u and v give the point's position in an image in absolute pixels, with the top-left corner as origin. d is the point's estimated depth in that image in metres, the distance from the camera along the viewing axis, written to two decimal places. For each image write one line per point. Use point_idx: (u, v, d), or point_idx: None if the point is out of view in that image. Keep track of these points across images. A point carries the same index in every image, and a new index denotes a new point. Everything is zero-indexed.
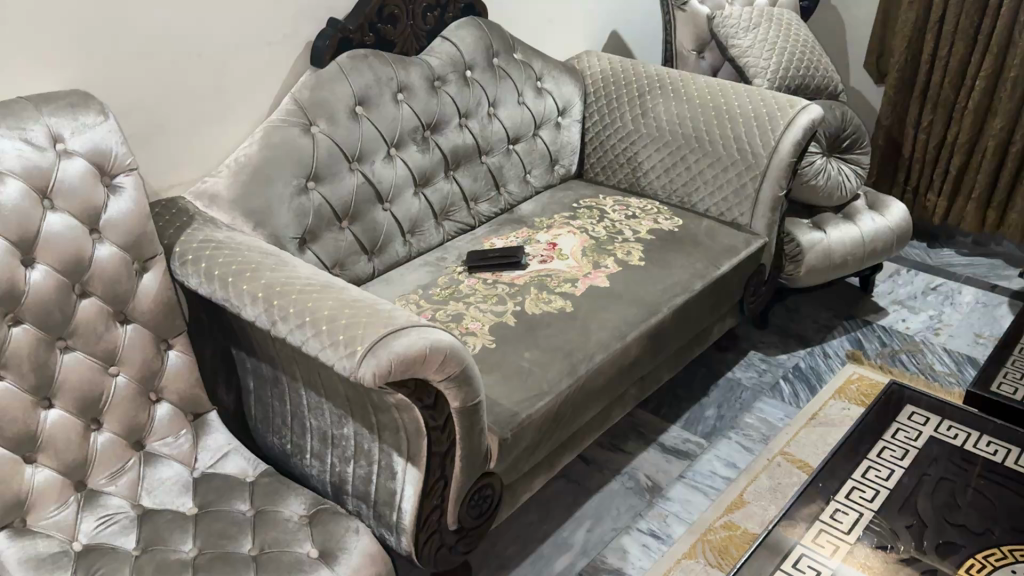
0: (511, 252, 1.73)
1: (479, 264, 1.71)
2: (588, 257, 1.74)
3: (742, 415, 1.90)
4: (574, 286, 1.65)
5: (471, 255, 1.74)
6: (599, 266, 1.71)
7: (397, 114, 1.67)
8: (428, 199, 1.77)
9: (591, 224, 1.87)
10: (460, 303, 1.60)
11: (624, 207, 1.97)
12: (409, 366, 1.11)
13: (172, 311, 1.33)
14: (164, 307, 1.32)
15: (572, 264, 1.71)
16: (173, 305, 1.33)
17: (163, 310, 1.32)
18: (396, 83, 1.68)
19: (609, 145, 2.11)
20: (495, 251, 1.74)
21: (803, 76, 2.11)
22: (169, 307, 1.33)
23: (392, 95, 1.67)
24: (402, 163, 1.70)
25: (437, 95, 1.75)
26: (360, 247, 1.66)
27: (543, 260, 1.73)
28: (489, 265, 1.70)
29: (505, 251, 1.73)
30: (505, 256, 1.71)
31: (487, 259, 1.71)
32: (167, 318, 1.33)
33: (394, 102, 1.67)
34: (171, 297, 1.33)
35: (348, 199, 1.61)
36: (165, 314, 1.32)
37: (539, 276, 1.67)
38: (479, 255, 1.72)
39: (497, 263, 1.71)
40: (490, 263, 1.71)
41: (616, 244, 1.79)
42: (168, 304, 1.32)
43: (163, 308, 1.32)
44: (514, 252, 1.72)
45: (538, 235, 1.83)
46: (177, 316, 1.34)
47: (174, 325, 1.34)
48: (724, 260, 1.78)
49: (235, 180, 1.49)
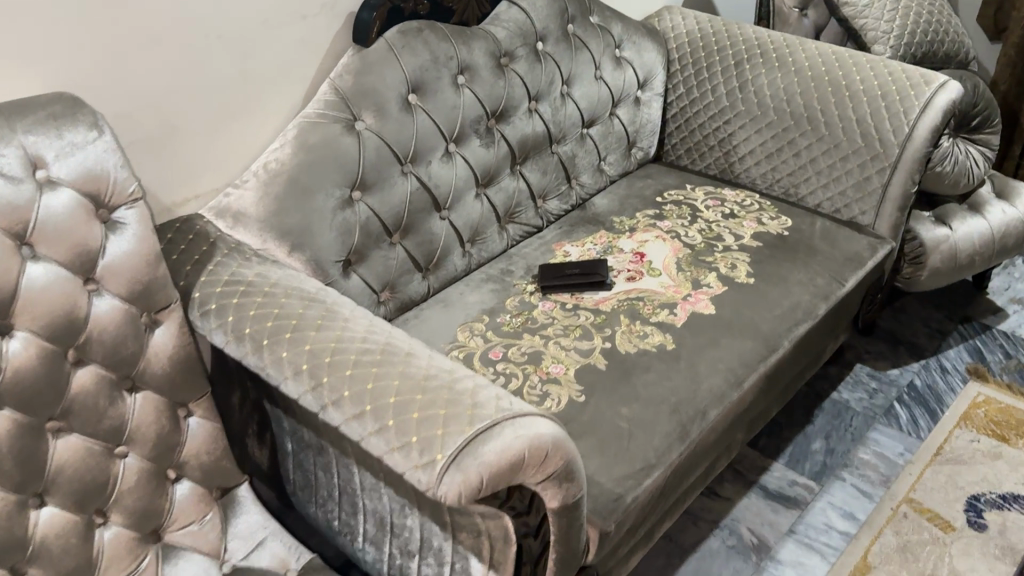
0: (593, 267, 1.43)
1: (555, 280, 1.41)
2: (685, 272, 1.45)
3: (854, 449, 1.64)
4: (673, 313, 1.36)
5: (543, 269, 1.45)
6: (701, 285, 1.42)
7: (457, 102, 1.37)
8: (492, 199, 1.48)
9: (683, 227, 1.57)
10: (537, 336, 1.32)
11: (718, 201, 1.67)
12: (503, 476, 0.84)
13: (193, 369, 1.07)
14: (181, 365, 1.06)
15: (667, 283, 1.42)
16: (193, 362, 1.07)
17: (181, 369, 1.06)
18: (457, 63, 1.37)
19: (698, 124, 1.79)
20: (572, 264, 1.45)
21: (932, 42, 1.78)
22: (186, 365, 1.06)
23: (451, 78, 1.36)
24: (463, 160, 1.40)
25: (504, 76, 1.43)
26: (413, 265, 1.38)
27: (630, 277, 1.43)
28: (567, 283, 1.41)
29: (586, 266, 1.44)
30: (586, 272, 1.42)
31: (564, 275, 1.42)
32: (185, 378, 1.06)
33: (454, 87, 1.37)
34: (190, 352, 1.06)
35: (400, 210, 1.33)
36: (183, 373, 1.06)
37: (629, 299, 1.38)
38: (555, 271, 1.43)
39: (577, 280, 1.41)
40: (568, 279, 1.41)
41: (717, 255, 1.49)
42: (186, 361, 1.06)
43: (180, 367, 1.06)
44: (597, 268, 1.43)
45: (620, 240, 1.54)
46: (198, 373, 1.08)
47: (196, 386, 1.08)
48: (848, 274, 1.48)
49: (266, 193, 1.22)
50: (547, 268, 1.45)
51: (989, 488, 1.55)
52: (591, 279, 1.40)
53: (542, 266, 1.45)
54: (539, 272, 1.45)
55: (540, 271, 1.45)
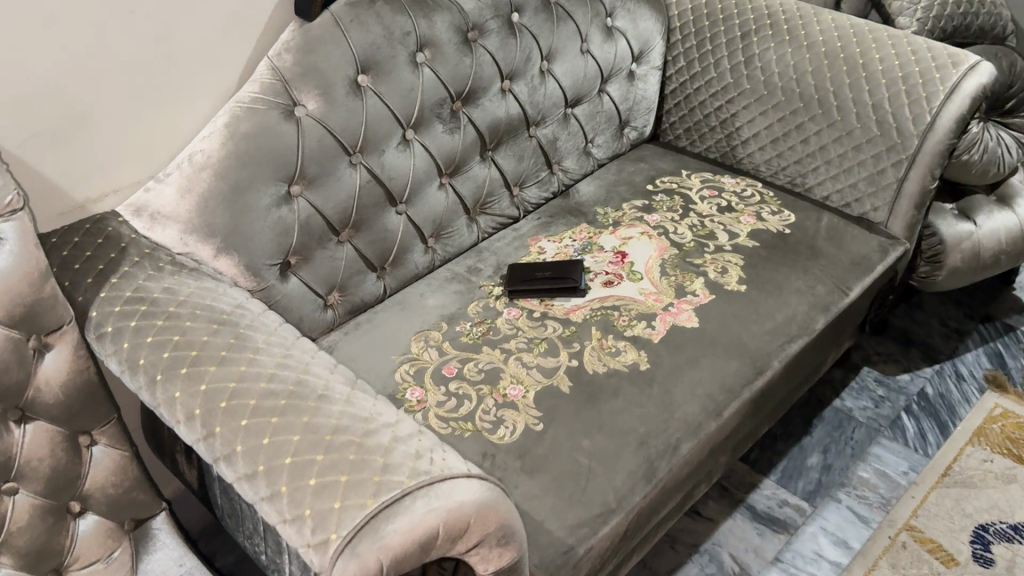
0: (567, 270, 1.29)
1: (523, 284, 1.27)
2: (669, 277, 1.30)
3: (854, 466, 1.51)
4: (650, 327, 1.22)
5: (512, 271, 1.31)
6: (685, 293, 1.28)
7: (415, 83, 1.22)
8: (458, 190, 1.33)
9: (673, 222, 1.42)
10: (497, 350, 1.19)
11: (715, 191, 1.51)
12: (412, 557, 0.72)
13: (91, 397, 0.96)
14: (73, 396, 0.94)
15: (648, 289, 1.28)
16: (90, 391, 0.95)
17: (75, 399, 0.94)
18: (415, 39, 1.21)
19: (699, 101, 1.62)
20: (545, 265, 1.31)
21: (964, 15, 1.59)
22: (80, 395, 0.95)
23: (409, 56, 1.21)
24: (423, 149, 1.25)
25: (472, 52, 1.27)
26: (364, 265, 1.25)
27: (608, 281, 1.29)
28: (536, 288, 1.27)
29: (559, 268, 1.29)
30: (558, 276, 1.28)
31: (533, 278, 1.28)
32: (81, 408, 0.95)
33: (412, 67, 1.21)
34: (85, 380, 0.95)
35: (348, 205, 1.19)
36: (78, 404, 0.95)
37: (604, 308, 1.24)
38: (524, 273, 1.29)
39: (547, 284, 1.27)
40: (537, 282, 1.27)
41: (707, 257, 1.35)
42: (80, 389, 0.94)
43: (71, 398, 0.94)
44: (570, 270, 1.28)
45: (601, 237, 1.39)
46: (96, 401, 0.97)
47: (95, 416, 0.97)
48: (853, 282, 1.33)
49: (191, 188, 1.08)
50: (516, 269, 1.31)
51: (999, 517, 1.41)
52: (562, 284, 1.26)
53: (511, 267, 1.32)
54: (507, 273, 1.31)
55: (508, 272, 1.31)
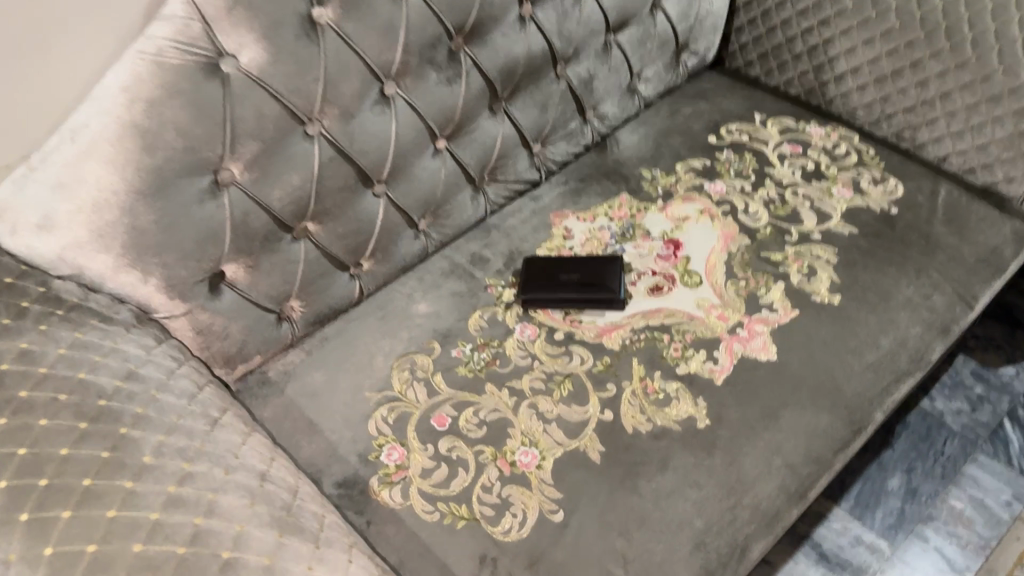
0: (601, 273, 0.96)
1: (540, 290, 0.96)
2: (737, 280, 0.98)
3: (944, 493, 1.23)
4: (711, 360, 0.91)
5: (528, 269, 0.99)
6: (759, 308, 0.96)
7: (397, 17, 0.86)
8: (459, 157, 1.00)
9: (742, 196, 1.09)
10: (505, 389, 0.89)
11: (797, 148, 1.16)
12: None
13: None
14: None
15: (709, 301, 0.96)
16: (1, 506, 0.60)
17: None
18: None
19: (781, 19, 1.23)
20: (572, 262, 0.98)
21: None
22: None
23: None
24: (409, 108, 0.92)
25: None
26: (330, 263, 0.94)
27: (655, 286, 0.97)
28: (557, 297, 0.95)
29: (591, 269, 0.97)
30: (588, 281, 0.95)
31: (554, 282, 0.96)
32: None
33: None
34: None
35: (305, 193, 0.87)
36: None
37: (650, 330, 0.94)
38: (544, 275, 0.97)
39: (573, 292, 0.95)
40: (559, 289, 0.95)
41: (787, 252, 1.02)
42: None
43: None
44: (606, 274, 0.96)
45: (647, 216, 1.06)
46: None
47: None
48: (981, 290, 1.00)
49: (72, 184, 0.75)
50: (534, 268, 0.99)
51: None
52: (594, 293, 0.95)
53: (528, 262, 1.00)
54: (521, 271, 1.00)
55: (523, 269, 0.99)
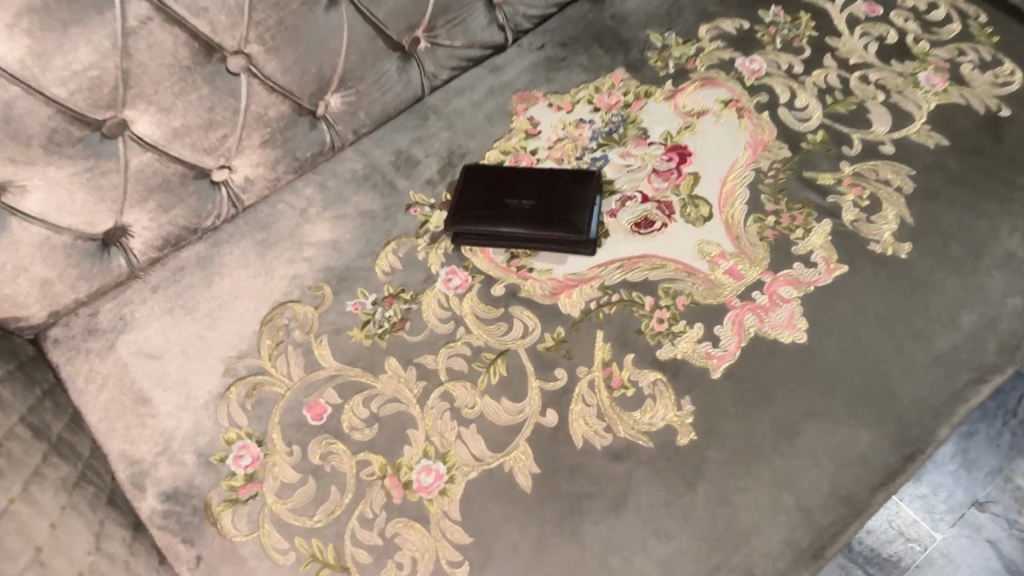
0: (568, 202, 0.67)
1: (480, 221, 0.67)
2: (762, 216, 0.69)
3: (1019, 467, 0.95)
4: (710, 339, 0.64)
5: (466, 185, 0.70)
6: (789, 260, 0.67)
7: None
8: (370, 14, 0.69)
9: (787, 81, 0.76)
10: (411, 368, 0.63)
11: (876, 9, 0.81)
12: None
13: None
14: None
15: (719, 246, 0.67)
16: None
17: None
18: None
19: None
20: (529, 180, 0.69)
21: None
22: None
23: None
24: None
25: None
26: (176, 169, 0.66)
27: (643, 221, 0.69)
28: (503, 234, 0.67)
29: (554, 194, 0.68)
30: (549, 214, 0.67)
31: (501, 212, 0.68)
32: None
33: None
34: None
35: (108, 71, 0.57)
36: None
37: (628, 288, 0.66)
38: (488, 199, 0.68)
39: (525, 228, 0.66)
40: (506, 223, 0.67)
41: (842, 172, 0.71)
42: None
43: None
44: (576, 204, 0.67)
45: (646, 107, 0.76)
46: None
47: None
48: None
49: None
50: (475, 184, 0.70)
51: None
52: (548, 230, 0.66)
53: (468, 174, 0.70)
54: (456, 187, 0.71)
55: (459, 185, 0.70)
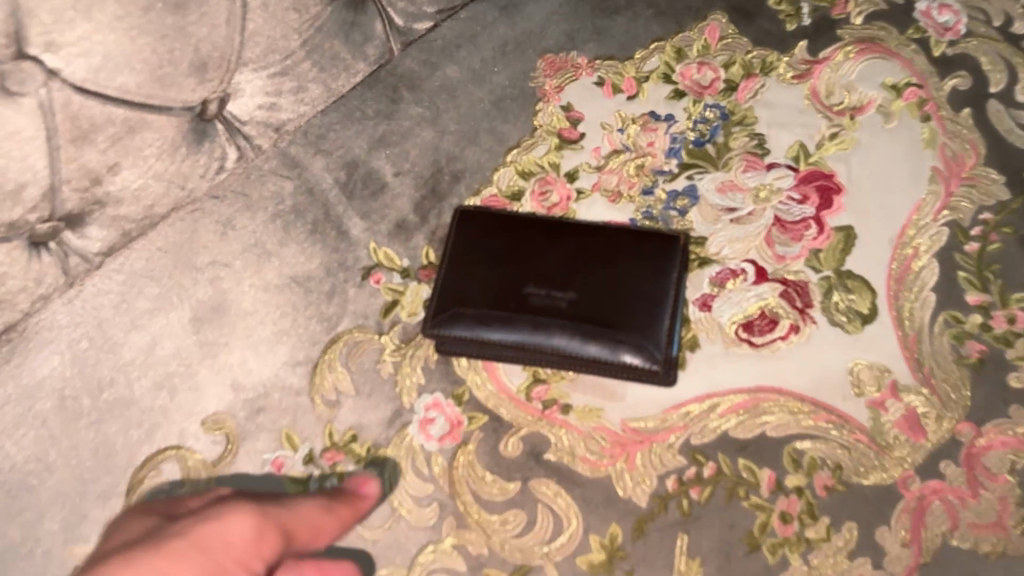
0: (640, 298, 0.40)
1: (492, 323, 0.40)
2: (957, 318, 0.41)
3: None
4: (869, 556, 0.38)
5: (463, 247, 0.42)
6: (1003, 403, 0.40)
7: None
8: None
9: (1004, 50, 0.45)
10: None
11: None
12: None
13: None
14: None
15: (887, 374, 0.40)
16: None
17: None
18: None
19: None
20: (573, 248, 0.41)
21: None
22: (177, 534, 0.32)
23: None
24: None
25: None
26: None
27: (759, 319, 0.41)
28: (529, 346, 0.39)
29: (616, 279, 0.40)
30: (608, 319, 0.39)
31: (527, 309, 0.40)
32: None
33: None
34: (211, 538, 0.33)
35: None
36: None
37: (731, 450, 0.39)
38: (505, 283, 0.41)
39: (574, 344, 0.39)
40: (537, 332, 0.39)
41: None
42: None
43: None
44: (654, 303, 0.40)
45: (764, 91, 0.45)
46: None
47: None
48: None
49: None
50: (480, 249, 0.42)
51: None
52: (606, 340, 0.39)
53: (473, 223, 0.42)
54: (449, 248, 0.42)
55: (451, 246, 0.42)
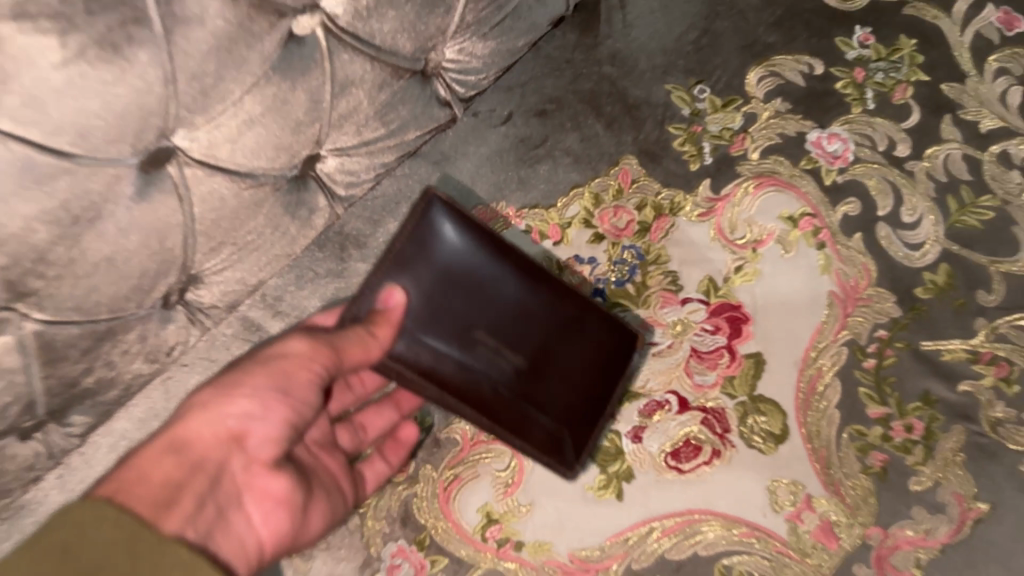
0: (557, 382, 0.46)
1: (433, 360, 0.43)
2: (862, 430, 0.46)
3: None
4: None
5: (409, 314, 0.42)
6: (906, 505, 0.45)
7: None
8: (222, 164, 0.42)
9: (889, 174, 0.50)
10: None
11: (1016, 22, 0.54)
12: None
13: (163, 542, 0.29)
14: (268, 547, 0.38)
15: (801, 490, 0.45)
16: (236, 517, 0.37)
17: (275, 517, 0.39)
18: None
19: None
20: (501, 296, 0.45)
21: None
22: (235, 402, 0.38)
23: None
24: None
25: None
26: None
27: (684, 446, 0.46)
28: (455, 395, 0.43)
29: (531, 346, 0.46)
30: (521, 393, 0.45)
31: (468, 353, 0.44)
32: (211, 536, 0.35)
33: None
34: (263, 459, 0.39)
35: None
36: (236, 512, 0.37)
37: (668, 571, 0.44)
38: (445, 319, 0.43)
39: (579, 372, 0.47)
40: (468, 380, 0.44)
41: (978, 339, 0.47)
42: (306, 495, 0.41)
43: (288, 493, 0.40)
44: (592, 395, 0.46)
45: (674, 231, 0.50)
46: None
47: None
48: None
49: None
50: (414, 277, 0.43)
51: None
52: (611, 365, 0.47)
53: (399, 289, 0.42)
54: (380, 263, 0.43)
55: (369, 287, 0.42)
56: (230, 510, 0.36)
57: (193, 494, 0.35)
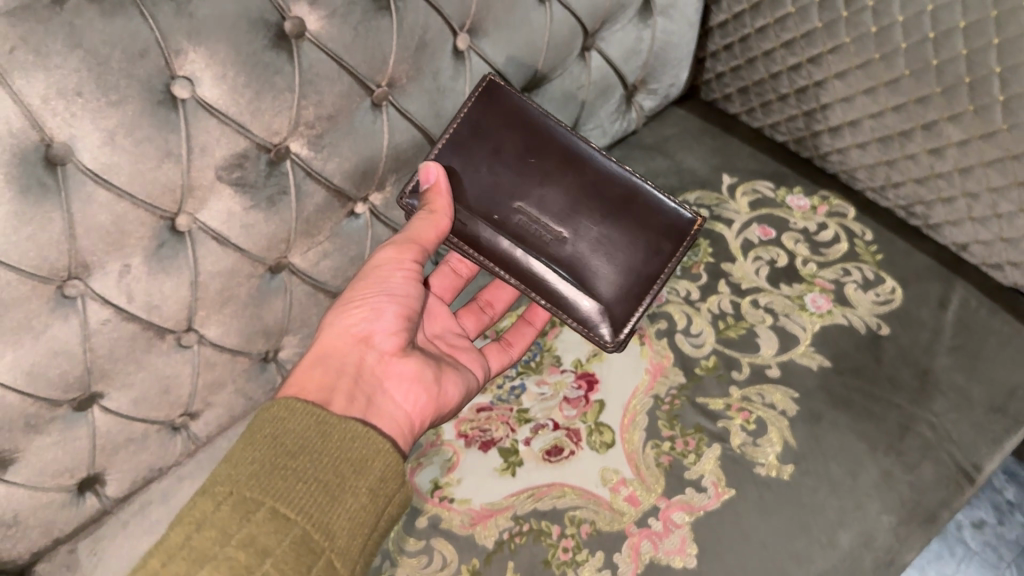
0: (590, 240, 0.82)
1: (506, 237, 0.81)
2: (658, 442, 0.78)
3: None
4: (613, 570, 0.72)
5: (475, 196, 0.81)
6: (682, 486, 0.76)
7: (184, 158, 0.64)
8: (310, 273, 0.81)
9: (685, 308, 0.87)
10: None
11: (769, 232, 0.93)
12: None
13: (327, 431, 0.59)
14: (410, 407, 0.73)
15: (619, 473, 0.77)
16: (387, 395, 0.72)
17: (410, 389, 0.73)
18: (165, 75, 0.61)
19: (762, 50, 0.96)
20: (547, 167, 0.82)
21: None
22: (350, 316, 0.72)
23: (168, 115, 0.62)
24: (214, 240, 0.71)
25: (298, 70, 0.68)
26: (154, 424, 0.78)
27: (553, 447, 0.78)
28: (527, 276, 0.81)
29: (569, 213, 0.82)
30: (572, 245, 0.82)
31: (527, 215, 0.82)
32: (369, 412, 0.68)
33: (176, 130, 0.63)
34: (385, 326, 0.74)
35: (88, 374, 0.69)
36: (386, 389, 0.72)
37: (538, 515, 0.74)
38: (502, 194, 0.81)
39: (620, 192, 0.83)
40: (543, 256, 0.81)
41: (731, 397, 0.81)
42: (431, 372, 0.76)
43: (415, 372, 0.74)
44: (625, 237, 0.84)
45: (560, 335, 0.87)
46: (332, 547, 0.54)
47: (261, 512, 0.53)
48: (986, 457, 0.79)
49: None
50: (479, 171, 0.81)
51: None
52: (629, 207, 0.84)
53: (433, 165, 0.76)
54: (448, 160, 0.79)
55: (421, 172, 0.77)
56: (375, 395, 0.71)
57: (343, 393, 0.68)
